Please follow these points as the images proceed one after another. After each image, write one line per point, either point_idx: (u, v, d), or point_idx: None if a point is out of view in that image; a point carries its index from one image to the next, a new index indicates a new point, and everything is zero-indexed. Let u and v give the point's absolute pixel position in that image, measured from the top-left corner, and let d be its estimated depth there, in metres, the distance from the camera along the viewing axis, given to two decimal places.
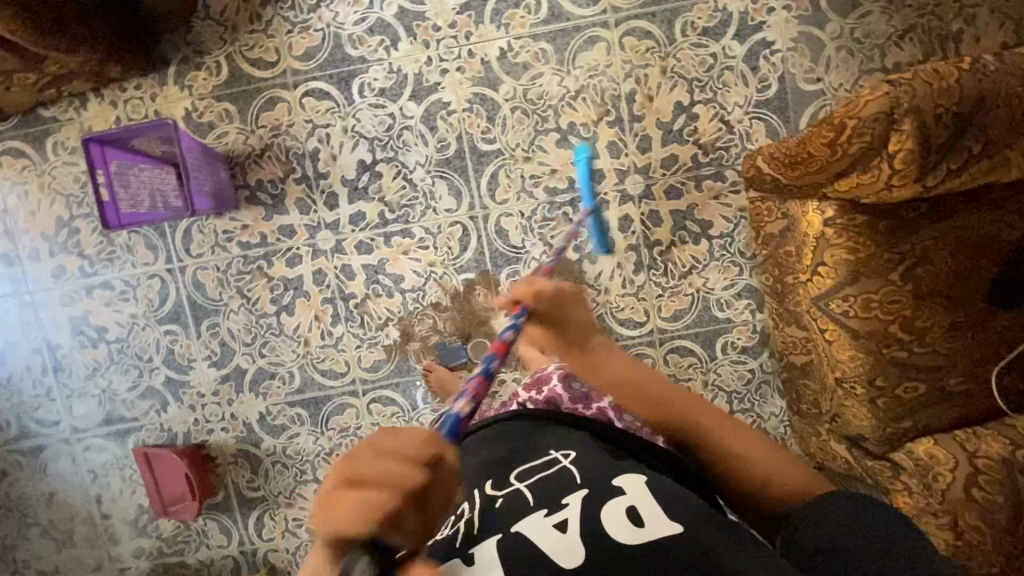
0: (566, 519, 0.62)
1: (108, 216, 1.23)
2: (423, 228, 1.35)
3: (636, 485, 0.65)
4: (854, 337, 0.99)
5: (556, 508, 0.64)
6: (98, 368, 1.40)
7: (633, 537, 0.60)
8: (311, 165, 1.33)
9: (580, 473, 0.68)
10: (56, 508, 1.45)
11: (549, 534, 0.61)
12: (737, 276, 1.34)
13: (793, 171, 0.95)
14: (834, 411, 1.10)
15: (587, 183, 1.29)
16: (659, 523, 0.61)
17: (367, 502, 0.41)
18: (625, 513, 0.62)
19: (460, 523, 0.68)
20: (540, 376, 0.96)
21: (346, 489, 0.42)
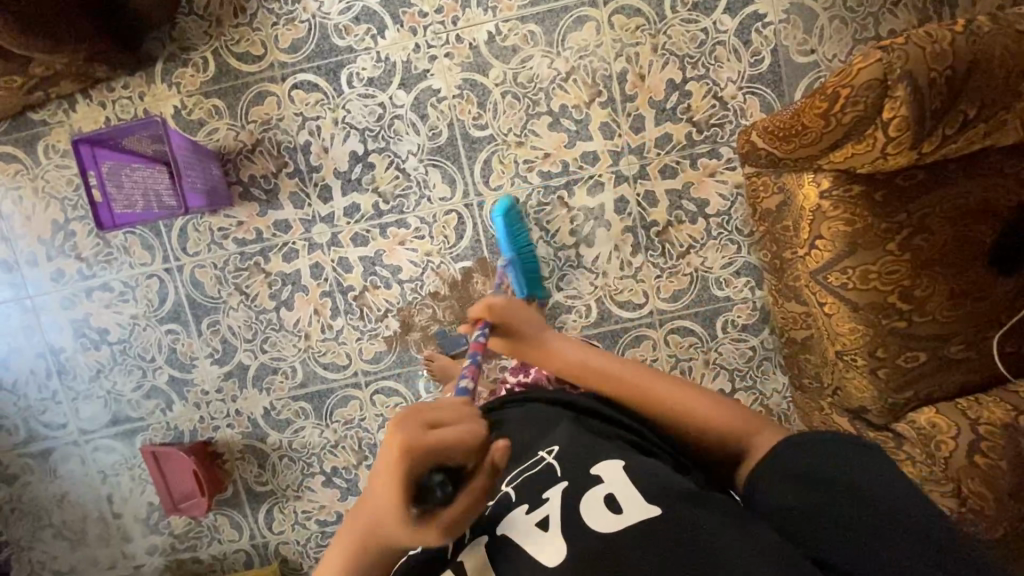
0: (548, 516, 0.63)
1: (104, 216, 1.23)
2: (418, 218, 1.35)
3: (615, 473, 0.65)
4: (852, 309, 0.99)
5: (538, 504, 0.65)
6: (102, 370, 1.41)
7: (612, 526, 0.60)
8: (303, 158, 1.32)
9: (562, 466, 0.68)
10: (68, 509, 1.47)
11: (532, 533, 0.63)
12: (735, 254, 1.34)
13: (787, 145, 0.94)
14: (835, 383, 1.10)
15: (503, 236, 1.27)
16: (636, 509, 0.61)
17: (453, 433, 0.54)
18: (604, 502, 0.63)
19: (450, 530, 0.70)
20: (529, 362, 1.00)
21: (424, 424, 0.55)
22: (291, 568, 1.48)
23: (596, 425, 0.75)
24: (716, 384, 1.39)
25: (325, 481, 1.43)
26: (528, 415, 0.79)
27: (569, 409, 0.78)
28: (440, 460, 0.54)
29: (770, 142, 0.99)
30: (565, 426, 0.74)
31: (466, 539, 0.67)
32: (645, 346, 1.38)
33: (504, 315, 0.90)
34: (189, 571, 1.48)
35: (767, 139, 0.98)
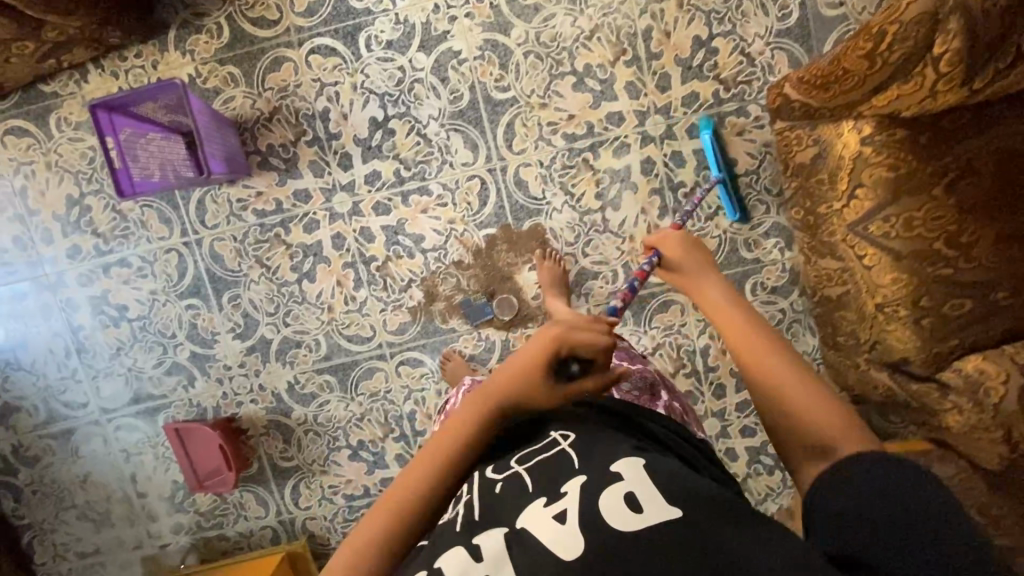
0: (565, 510, 0.56)
1: (122, 185, 1.22)
2: (441, 185, 1.32)
3: (633, 467, 0.58)
4: (895, 258, 0.98)
5: (553, 496, 0.58)
6: (122, 347, 1.39)
7: (632, 524, 0.53)
8: (322, 125, 1.29)
9: (579, 457, 0.60)
10: (91, 489, 1.45)
11: (546, 524, 0.55)
12: (764, 215, 1.31)
13: (825, 93, 0.95)
14: (874, 338, 1.08)
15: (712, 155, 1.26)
16: (659, 506, 0.54)
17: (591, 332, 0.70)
18: (624, 497, 0.55)
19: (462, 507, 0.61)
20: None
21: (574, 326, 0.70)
22: (318, 543, 1.46)
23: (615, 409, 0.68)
24: None
25: (351, 454, 1.42)
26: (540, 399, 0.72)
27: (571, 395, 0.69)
28: (578, 350, 0.69)
29: (807, 92, 1.00)
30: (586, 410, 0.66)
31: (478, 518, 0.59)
32: (673, 311, 1.36)
33: (682, 246, 0.94)
34: (216, 549, 1.47)
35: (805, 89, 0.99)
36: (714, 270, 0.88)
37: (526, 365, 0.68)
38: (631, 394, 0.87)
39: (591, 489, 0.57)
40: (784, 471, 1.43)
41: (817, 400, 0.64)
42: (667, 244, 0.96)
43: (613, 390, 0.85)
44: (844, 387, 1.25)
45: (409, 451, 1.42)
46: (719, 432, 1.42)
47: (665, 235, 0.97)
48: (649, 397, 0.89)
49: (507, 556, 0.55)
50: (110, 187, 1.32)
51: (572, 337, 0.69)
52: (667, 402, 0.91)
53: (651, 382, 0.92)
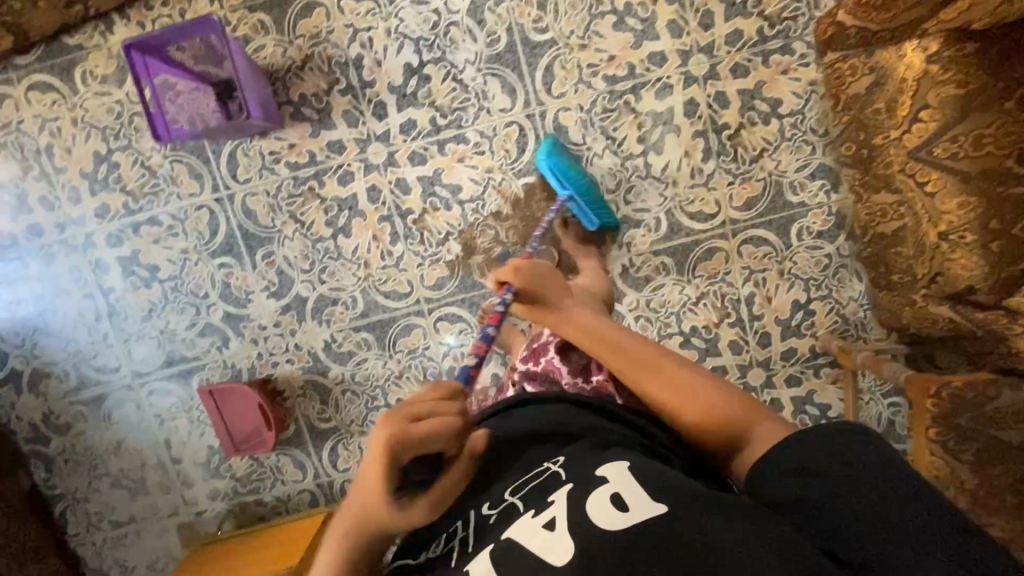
0: (554, 517, 0.65)
1: (157, 130, 1.20)
2: (478, 132, 1.28)
3: (616, 473, 0.67)
4: (962, 181, 0.97)
5: (543, 507, 0.67)
6: (154, 309, 1.36)
7: (618, 523, 0.62)
8: (355, 73, 1.26)
9: (566, 471, 0.70)
10: (125, 457, 1.42)
11: (538, 533, 0.64)
12: (811, 156, 1.28)
13: (883, 14, 0.96)
14: (934, 270, 1.06)
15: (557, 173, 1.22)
16: (638, 505, 0.63)
17: (433, 428, 0.66)
18: (607, 501, 0.64)
19: (458, 541, 0.71)
20: (539, 347, 0.99)
21: (412, 421, 0.66)
22: None
23: (593, 423, 0.77)
24: (791, 296, 1.34)
25: None
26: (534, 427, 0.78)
27: (573, 402, 0.81)
28: (424, 446, 0.66)
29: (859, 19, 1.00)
30: (577, 431, 0.76)
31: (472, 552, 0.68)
32: (717, 259, 1.32)
33: (535, 280, 0.93)
34: (253, 515, 1.45)
35: (858, 15, 0.99)
36: (574, 297, 0.94)
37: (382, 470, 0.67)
38: (630, 398, 0.89)
39: (578, 497, 0.66)
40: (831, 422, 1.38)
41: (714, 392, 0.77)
42: (522, 277, 0.93)
43: (614, 395, 0.88)
44: (895, 325, 1.22)
45: None
46: (764, 383, 1.37)
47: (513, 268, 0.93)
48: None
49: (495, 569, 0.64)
50: (138, 143, 1.29)
51: (411, 436, 0.65)
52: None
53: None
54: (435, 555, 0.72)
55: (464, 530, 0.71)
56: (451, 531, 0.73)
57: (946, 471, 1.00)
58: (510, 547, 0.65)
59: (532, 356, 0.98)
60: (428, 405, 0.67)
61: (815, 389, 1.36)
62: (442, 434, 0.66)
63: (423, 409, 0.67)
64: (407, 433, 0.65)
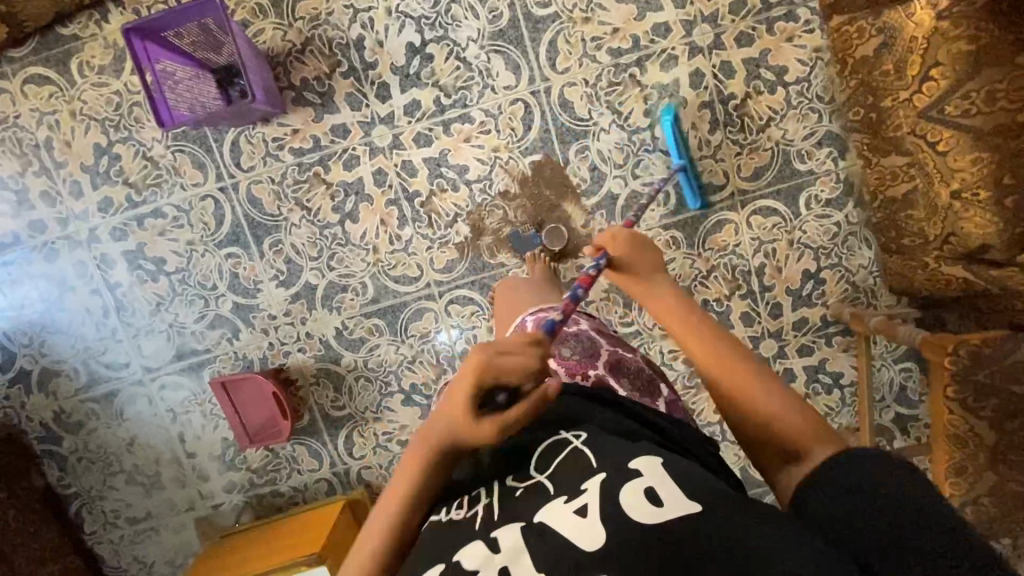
0: (587, 504, 0.56)
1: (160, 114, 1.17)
2: (483, 111, 1.27)
3: (651, 465, 0.58)
4: (975, 138, 0.97)
5: (574, 492, 0.58)
6: (162, 302, 1.35)
7: (654, 518, 0.53)
8: (357, 55, 1.25)
9: (595, 455, 0.60)
10: (138, 453, 1.41)
11: (570, 520, 0.56)
12: (817, 124, 1.28)
13: None
14: (947, 231, 1.06)
15: (673, 143, 1.24)
16: (677, 501, 0.54)
17: (515, 356, 0.60)
18: (642, 495, 0.55)
19: (479, 505, 0.62)
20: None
21: (497, 350, 0.60)
22: (375, 493, 1.43)
23: (613, 415, 0.68)
24: (802, 265, 1.33)
25: (404, 399, 1.38)
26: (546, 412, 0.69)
27: (585, 394, 0.70)
28: (505, 378, 0.60)
29: None
30: (597, 419, 0.67)
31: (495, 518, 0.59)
32: (727, 231, 1.32)
33: (633, 250, 0.84)
34: (270, 506, 1.44)
35: None
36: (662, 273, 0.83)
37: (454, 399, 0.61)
38: (633, 392, 0.81)
39: (610, 485, 0.57)
40: (845, 390, 1.38)
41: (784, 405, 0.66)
42: (614, 245, 0.85)
43: (618, 388, 0.81)
44: (895, 290, 1.24)
45: None
46: (776, 353, 1.37)
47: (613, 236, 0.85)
48: (650, 397, 0.83)
49: (525, 547, 0.56)
50: (139, 134, 1.28)
51: (497, 361, 0.60)
52: (667, 397, 0.86)
53: (649, 377, 0.86)
54: (456, 517, 0.62)
55: (484, 496, 0.62)
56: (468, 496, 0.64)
57: (965, 431, 1.01)
58: (538, 528, 0.57)
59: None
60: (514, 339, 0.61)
61: (827, 358, 1.36)
62: (523, 366, 0.60)
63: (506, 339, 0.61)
64: (490, 359, 0.60)
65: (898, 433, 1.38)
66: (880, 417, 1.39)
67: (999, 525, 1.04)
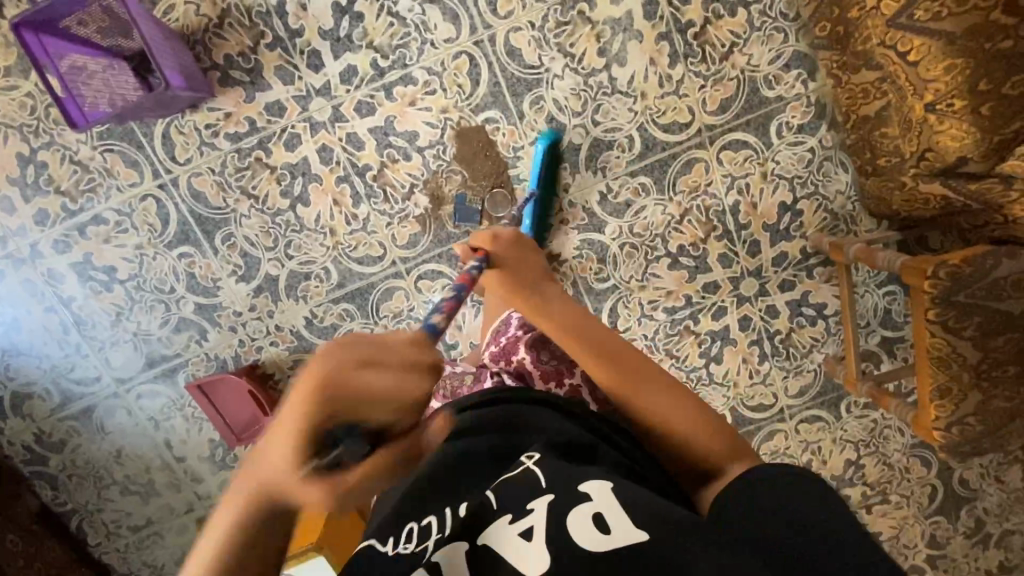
0: (533, 526, 0.55)
1: (72, 117, 1.09)
2: (425, 70, 1.18)
3: (603, 491, 0.57)
4: (945, 44, 0.90)
5: (521, 513, 0.57)
6: (121, 312, 1.30)
7: (598, 545, 0.52)
8: (280, 23, 1.15)
9: (546, 475, 0.60)
10: (127, 464, 1.40)
11: (514, 543, 0.54)
12: (783, 45, 1.20)
13: None
14: (922, 147, 1.01)
15: (536, 167, 1.21)
16: (626, 528, 0.53)
17: (378, 386, 0.48)
18: (590, 521, 0.54)
19: (429, 540, 0.58)
20: (506, 347, 0.89)
21: (360, 363, 0.48)
22: None
23: (557, 424, 0.68)
24: (777, 199, 1.28)
25: None
26: (489, 421, 0.70)
27: (549, 405, 0.72)
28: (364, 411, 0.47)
29: None
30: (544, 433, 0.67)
31: (445, 537, 0.58)
32: (697, 170, 1.25)
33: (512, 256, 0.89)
34: None
35: None
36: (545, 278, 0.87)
37: (280, 433, 0.47)
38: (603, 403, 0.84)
39: (558, 511, 0.56)
40: (829, 320, 1.36)
41: (672, 395, 0.72)
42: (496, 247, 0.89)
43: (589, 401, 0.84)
44: (869, 210, 1.24)
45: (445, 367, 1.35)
46: (758, 291, 1.33)
47: (489, 239, 0.89)
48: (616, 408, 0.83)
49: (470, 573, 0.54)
50: (62, 137, 1.20)
51: (353, 386, 0.47)
52: None
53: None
54: (403, 551, 0.58)
55: (436, 531, 0.59)
56: (416, 525, 0.61)
57: (949, 352, 0.99)
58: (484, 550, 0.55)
59: (497, 356, 0.90)
60: (395, 350, 0.52)
61: (809, 291, 1.33)
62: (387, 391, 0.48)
63: (364, 375, 0.47)
64: (347, 381, 0.47)
65: (885, 356, 1.37)
66: (864, 342, 1.37)
67: (987, 442, 1.04)
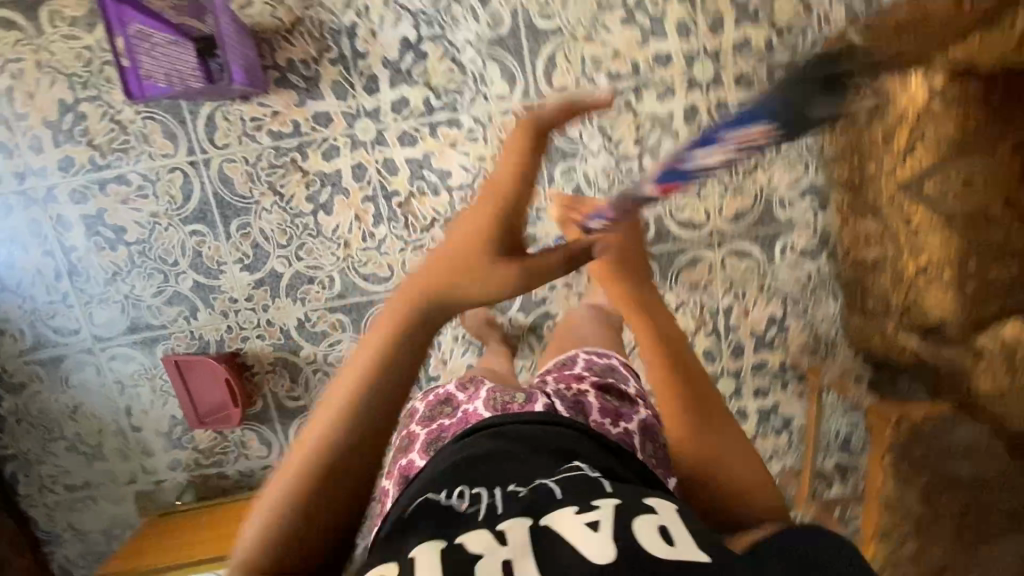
0: (599, 519, 0.55)
1: (131, 86, 1.15)
2: (472, 117, 1.24)
3: (668, 510, 0.58)
4: (945, 220, 1.00)
5: (587, 507, 0.56)
6: (119, 272, 1.30)
7: (664, 553, 0.52)
8: (348, 43, 1.20)
9: (613, 484, 0.61)
10: (82, 421, 1.38)
11: (580, 531, 0.54)
12: (802, 174, 1.26)
13: None
14: (906, 301, 1.10)
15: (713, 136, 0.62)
16: (690, 544, 0.53)
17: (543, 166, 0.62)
18: (657, 531, 0.54)
19: (483, 503, 0.59)
20: (573, 374, 1.01)
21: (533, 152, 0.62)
22: None
23: (606, 458, 0.69)
24: (769, 311, 1.34)
25: None
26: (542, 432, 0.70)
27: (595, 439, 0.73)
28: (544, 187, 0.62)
29: None
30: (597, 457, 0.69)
31: (501, 514, 0.57)
32: (701, 268, 1.32)
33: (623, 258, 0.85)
34: (215, 487, 1.42)
35: None
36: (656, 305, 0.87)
37: (475, 214, 0.60)
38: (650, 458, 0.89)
39: (624, 516, 0.55)
40: (793, 434, 1.41)
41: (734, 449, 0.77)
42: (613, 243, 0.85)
43: (635, 448, 0.88)
44: (851, 341, 1.31)
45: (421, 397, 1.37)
46: (733, 391, 1.39)
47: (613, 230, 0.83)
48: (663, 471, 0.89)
49: (530, 551, 0.53)
50: (108, 95, 1.21)
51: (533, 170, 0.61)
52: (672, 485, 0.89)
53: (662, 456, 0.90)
54: (458, 507, 0.58)
55: (487, 496, 0.59)
56: (468, 488, 0.61)
57: (891, 495, 1.06)
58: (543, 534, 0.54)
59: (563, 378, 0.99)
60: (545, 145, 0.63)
61: (779, 402, 1.39)
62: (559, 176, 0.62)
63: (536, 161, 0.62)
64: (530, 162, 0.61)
65: (838, 480, 1.43)
66: (821, 462, 1.42)
67: None
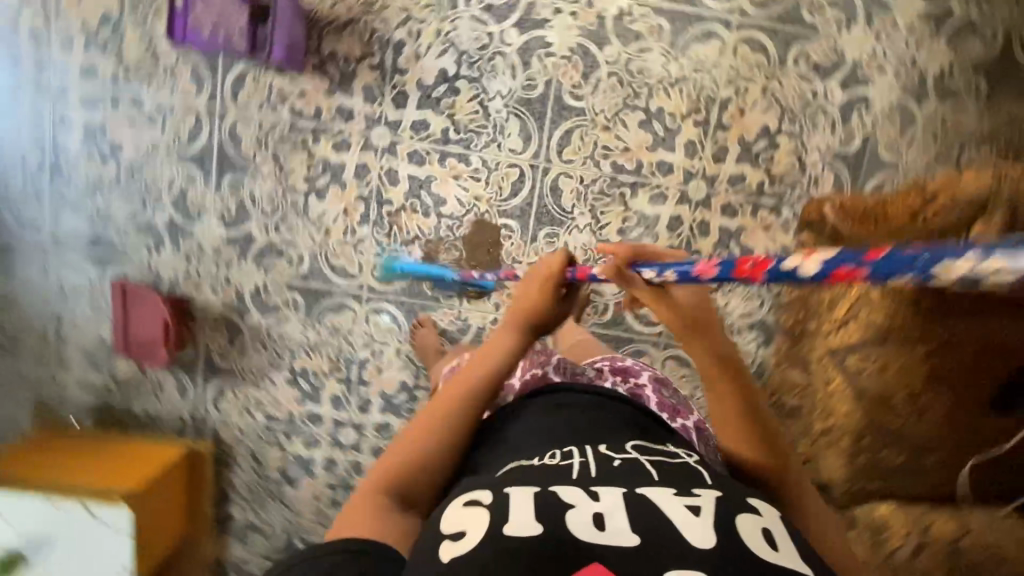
0: (700, 506, 0.57)
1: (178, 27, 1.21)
2: (481, 159, 1.31)
3: (770, 514, 0.59)
4: (855, 396, 1.09)
5: (687, 492, 0.59)
6: (101, 186, 1.31)
7: (764, 552, 0.52)
8: (392, 56, 1.27)
9: (712, 476, 0.64)
10: (11, 313, 1.36)
11: (676, 508, 0.56)
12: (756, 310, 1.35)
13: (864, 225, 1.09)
14: (807, 454, 1.20)
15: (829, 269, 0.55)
16: (790, 551, 0.54)
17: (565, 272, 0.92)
18: (759, 532, 0.55)
19: (575, 459, 0.66)
20: (629, 369, 0.99)
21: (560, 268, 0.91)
22: (223, 450, 1.41)
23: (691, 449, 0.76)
24: None
25: (289, 378, 1.37)
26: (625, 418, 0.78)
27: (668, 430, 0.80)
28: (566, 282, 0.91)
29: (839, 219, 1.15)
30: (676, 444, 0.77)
31: (594, 477, 0.62)
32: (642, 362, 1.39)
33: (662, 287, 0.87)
34: (116, 419, 1.40)
35: (839, 215, 1.14)
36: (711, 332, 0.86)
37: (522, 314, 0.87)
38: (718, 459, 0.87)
39: (726, 508, 0.57)
40: None
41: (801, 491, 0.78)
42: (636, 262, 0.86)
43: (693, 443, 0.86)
44: None
45: (346, 397, 1.39)
46: None
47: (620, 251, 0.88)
48: None
49: (622, 509, 0.56)
50: (154, 23, 1.26)
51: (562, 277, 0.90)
52: None
53: None
54: (550, 462, 0.67)
55: (578, 455, 0.67)
56: (558, 450, 0.70)
57: None
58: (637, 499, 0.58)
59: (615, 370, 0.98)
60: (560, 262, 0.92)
61: None
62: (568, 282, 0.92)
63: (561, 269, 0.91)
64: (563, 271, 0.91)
65: None
66: None
67: None
